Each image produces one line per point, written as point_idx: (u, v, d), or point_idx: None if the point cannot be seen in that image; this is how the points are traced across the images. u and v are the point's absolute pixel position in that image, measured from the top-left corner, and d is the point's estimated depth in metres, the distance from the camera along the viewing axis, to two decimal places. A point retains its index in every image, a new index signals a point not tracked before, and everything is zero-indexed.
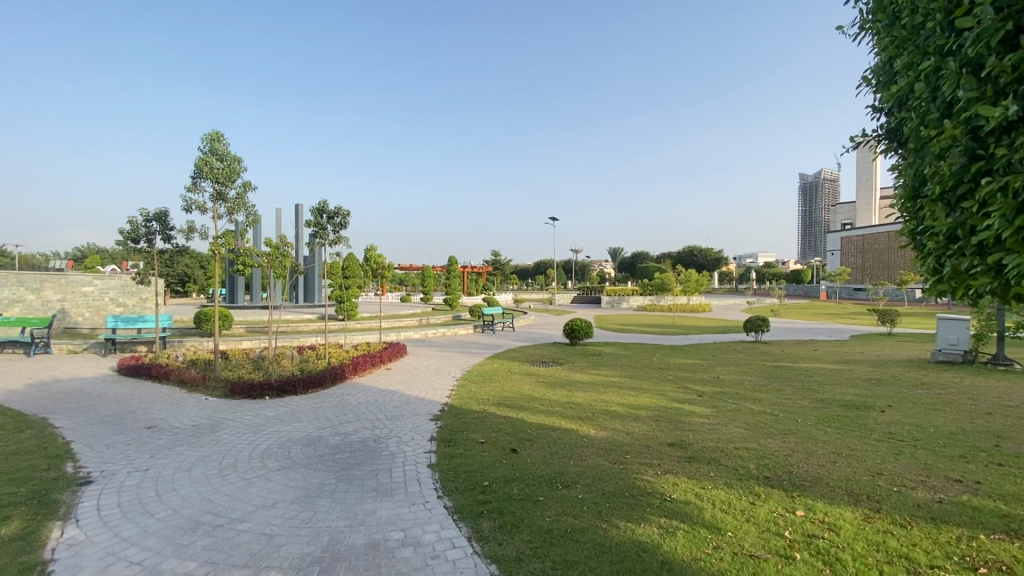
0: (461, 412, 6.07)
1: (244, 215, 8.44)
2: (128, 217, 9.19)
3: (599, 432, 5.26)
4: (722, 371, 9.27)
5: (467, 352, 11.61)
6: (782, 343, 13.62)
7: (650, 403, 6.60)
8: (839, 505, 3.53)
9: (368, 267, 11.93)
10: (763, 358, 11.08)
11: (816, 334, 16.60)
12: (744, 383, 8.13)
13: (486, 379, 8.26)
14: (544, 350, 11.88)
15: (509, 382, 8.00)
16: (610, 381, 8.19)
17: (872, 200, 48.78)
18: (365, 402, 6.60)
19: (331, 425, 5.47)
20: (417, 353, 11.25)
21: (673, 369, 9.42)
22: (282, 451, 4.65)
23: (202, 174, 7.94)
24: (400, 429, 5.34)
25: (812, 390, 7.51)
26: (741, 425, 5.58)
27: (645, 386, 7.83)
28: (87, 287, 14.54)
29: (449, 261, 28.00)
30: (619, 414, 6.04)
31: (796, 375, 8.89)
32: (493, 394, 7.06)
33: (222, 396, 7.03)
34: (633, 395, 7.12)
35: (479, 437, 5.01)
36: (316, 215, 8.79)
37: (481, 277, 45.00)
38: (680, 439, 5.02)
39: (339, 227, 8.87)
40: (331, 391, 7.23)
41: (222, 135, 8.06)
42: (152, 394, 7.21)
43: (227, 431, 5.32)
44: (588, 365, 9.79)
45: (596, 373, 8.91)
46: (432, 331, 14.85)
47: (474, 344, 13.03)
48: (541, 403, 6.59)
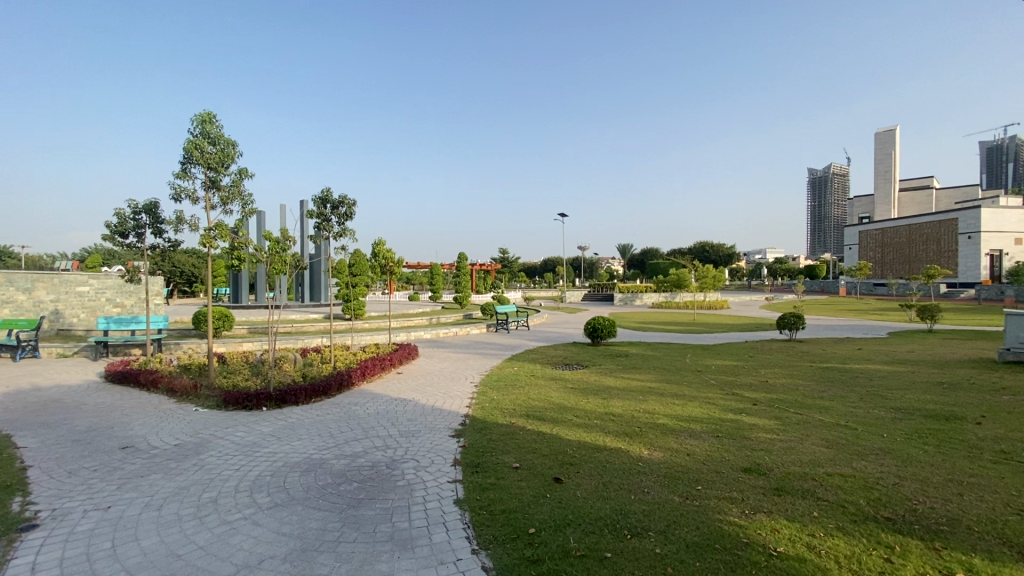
0: (486, 426, 5.23)
1: (240, 205, 7.64)
2: (116, 209, 8.44)
3: (654, 453, 4.40)
4: (768, 374, 8.35)
5: (482, 354, 10.77)
6: (819, 342, 12.68)
7: (701, 415, 5.71)
8: (1003, 561, 2.66)
9: (376, 263, 11.11)
10: (807, 358, 10.15)
11: (850, 332, 15.56)
12: (800, 388, 7.21)
13: (508, 385, 7.41)
14: (566, 351, 10.98)
15: (535, 388, 7.15)
16: (646, 386, 7.33)
17: (891, 193, 47.37)
18: (374, 413, 5.78)
19: (336, 445, 4.65)
20: (428, 355, 10.42)
21: (713, 372, 8.51)
22: (276, 480, 3.84)
23: (192, 159, 7.15)
24: (417, 450, 4.50)
25: (881, 396, 6.58)
26: (820, 444, 4.69)
27: (689, 393, 6.92)
28: (81, 287, 13.87)
29: (459, 259, 27.34)
30: (670, 429, 5.17)
31: (853, 378, 7.95)
32: (519, 404, 6.20)
33: (214, 407, 6.24)
34: (678, 404, 6.24)
35: (512, 460, 4.16)
36: (319, 205, 7.98)
37: (489, 275, 44.17)
38: (756, 463, 4.13)
39: (344, 218, 8.06)
40: (335, 401, 6.42)
41: (214, 116, 7.27)
42: (137, 405, 6.45)
43: (213, 452, 4.52)
44: (618, 368, 8.92)
45: (630, 377, 8.01)
46: (444, 331, 14.06)
47: (489, 345, 12.22)
48: (576, 414, 5.73)
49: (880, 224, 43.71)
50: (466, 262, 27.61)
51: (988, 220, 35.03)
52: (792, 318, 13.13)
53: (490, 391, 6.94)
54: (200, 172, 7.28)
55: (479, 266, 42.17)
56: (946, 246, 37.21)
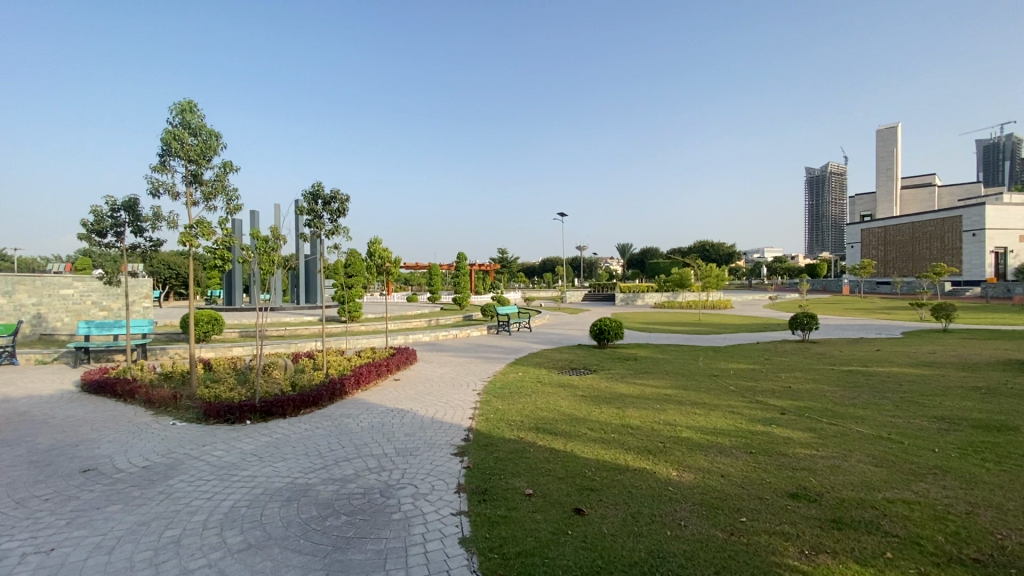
0: (493, 441, 4.70)
1: (224, 200, 7.12)
2: (92, 206, 7.91)
3: (684, 475, 3.88)
4: (789, 379, 7.85)
5: (484, 358, 10.24)
6: (833, 343, 12.21)
7: (729, 427, 5.20)
8: None
9: (372, 263, 10.58)
10: (825, 360, 9.67)
11: (862, 332, 15.08)
12: (827, 395, 6.70)
13: (513, 393, 6.89)
14: (572, 354, 10.46)
15: (542, 396, 6.63)
16: (662, 393, 6.82)
17: (893, 191, 46.97)
18: (369, 427, 5.25)
19: (323, 467, 4.12)
20: (428, 359, 9.89)
21: (730, 377, 8.00)
22: (253, 513, 3.31)
23: (171, 151, 6.62)
24: (415, 472, 3.98)
25: (918, 404, 6.08)
26: (869, 461, 4.18)
27: (710, 401, 6.40)
28: (65, 290, 13.32)
29: (459, 259, 26.89)
30: (696, 444, 4.65)
31: (881, 382, 7.47)
32: (527, 415, 5.68)
33: (193, 420, 5.70)
34: (700, 415, 5.73)
35: (524, 485, 3.65)
36: (310, 200, 7.47)
37: (489, 275, 43.57)
38: (803, 486, 3.63)
39: (336, 214, 7.54)
40: (326, 413, 5.89)
41: (195, 104, 6.73)
42: (110, 418, 5.92)
43: (184, 476, 3.99)
44: (629, 373, 8.41)
45: (643, 384, 7.50)
46: (443, 333, 13.54)
47: (490, 347, 11.72)
48: (590, 427, 5.21)
49: (882, 221, 43.32)
50: (465, 262, 27.06)
51: (993, 217, 34.69)
52: (804, 318, 12.64)
53: (495, 400, 6.41)
54: (180, 165, 6.74)
55: (478, 266, 41.60)
56: (950, 243, 36.85)
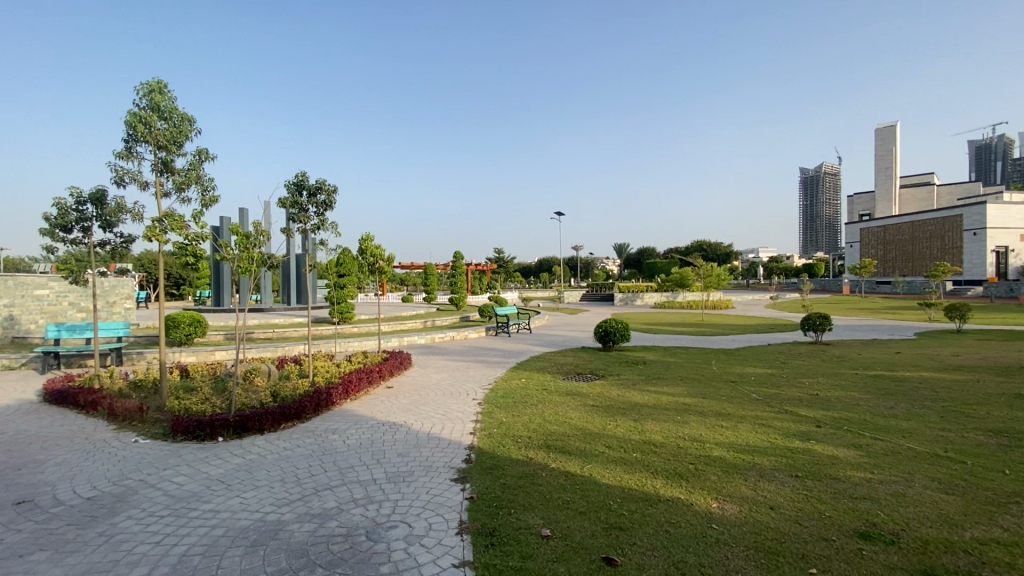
0: (499, 464, 4.09)
1: (198, 191, 6.48)
2: (56, 199, 7.25)
3: (726, 508, 3.29)
4: (814, 385, 7.28)
5: (483, 362, 9.62)
6: (848, 344, 11.67)
7: (764, 445, 4.61)
8: None
9: (363, 261, 9.95)
10: (845, 364, 9.11)
11: (873, 333, 14.55)
12: (861, 404, 6.13)
13: (518, 402, 6.28)
14: (577, 358, 9.85)
15: (550, 407, 6.03)
16: (680, 402, 6.23)
17: (892, 189, 46.62)
18: (357, 446, 4.63)
19: (300, 498, 3.49)
20: (423, 364, 9.26)
21: (750, 383, 7.43)
22: (208, 565, 2.69)
23: (138, 136, 6.00)
24: (409, 505, 3.36)
25: (964, 415, 5.52)
26: (937, 488, 3.60)
27: (735, 412, 5.81)
28: (40, 290, 12.62)
29: (457, 257, 26.39)
30: (734, 467, 4.06)
31: (914, 389, 6.90)
32: (534, 429, 5.08)
33: (159, 437, 5.07)
34: (728, 429, 5.14)
35: (541, 524, 3.05)
36: (294, 191, 6.84)
37: (486, 275, 42.93)
38: (872, 525, 3.05)
39: (322, 206, 6.91)
40: (310, 427, 5.27)
41: (165, 85, 6.11)
42: (66, 434, 5.27)
43: (132, 512, 3.34)
44: (641, 379, 7.82)
45: (658, 391, 6.90)
46: (439, 336, 12.91)
47: (489, 350, 11.12)
48: (608, 445, 4.60)
49: (882, 220, 43.00)
50: (462, 261, 26.39)
51: (994, 216, 34.41)
52: (817, 319, 12.08)
53: (498, 412, 5.80)
54: (148, 151, 6.14)
55: (476, 264, 40.97)
56: (951, 242, 36.55)
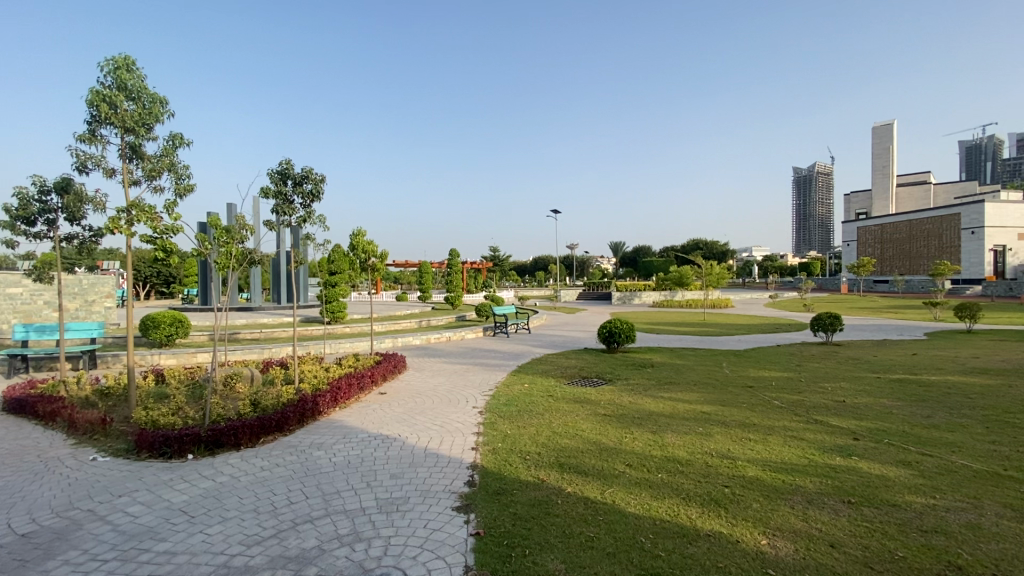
0: (507, 488, 3.57)
1: (171, 179, 5.90)
2: (17, 189, 6.64)
3: (781, 548, 2.78)
4: (837, 391, 6.80)
5: (482, 364, 9.09)
6: (860, 345, 11.27)
7: (802, 463, 4.12)
8: None
9: (355, 257, 9.38)
10: (863, 366, 8.67)
11: (881, 333, 14.14)
12: (894, 413, 5.65)
13: (522, 411, 5.76)
14: (581, 360, 9.33)
15: (558, 416, 5.53)
16: (699, 411, 5.74)
17: (889, 188, 46.46)
18: (345, 465, 4.09)
19: (275, 535, 2.95)
20: (419, 367, 8.73)
21: (769, 389, 6.94)
22: None
23: (102, 118, 5.43)
24: (404, 544, 2.84)
25: (1010, 425, 5.06)
26: (1015, 519, 3.14)
27: (761, 422, 5.32)
28: (13, 289, 11.94)
29: (453, 255, 25.84)
30: (776, 492, 3.55)
31: (945, 395, 6.45)
32: (543, 444, 4.56)
33: (121, 454, 4.50)
34: (758, 443, 4.64)
35: (564, 570, 2.53)
36: (278, 180, 6.28)
37: (481, 273, 42.29)
38: (960, 569, 2.57)
39: (308, 197, 6.35)
40: (293, 441, 4.73)
41: (132, 60, 5.51)
42: (19, 450, 4.70)
43: (72, 554, 2.78)
44: (651, 383, 7.32)
45: (672, 398, 6.40)
46: (435, 336, 12.37)
47: (488, 351, 10.60)
48: (628, 463, 4.09)
49: (879, 219, 42.80)
50: (458, 258, 25.79)
51: (992, 214, 34.27)
52: (828, 319, 11.65)
53: (501, 422, 5.28)
54: (114, 134, 5.56)
55: (472, 262, 40.35)
56: (949, 241, 36.41)
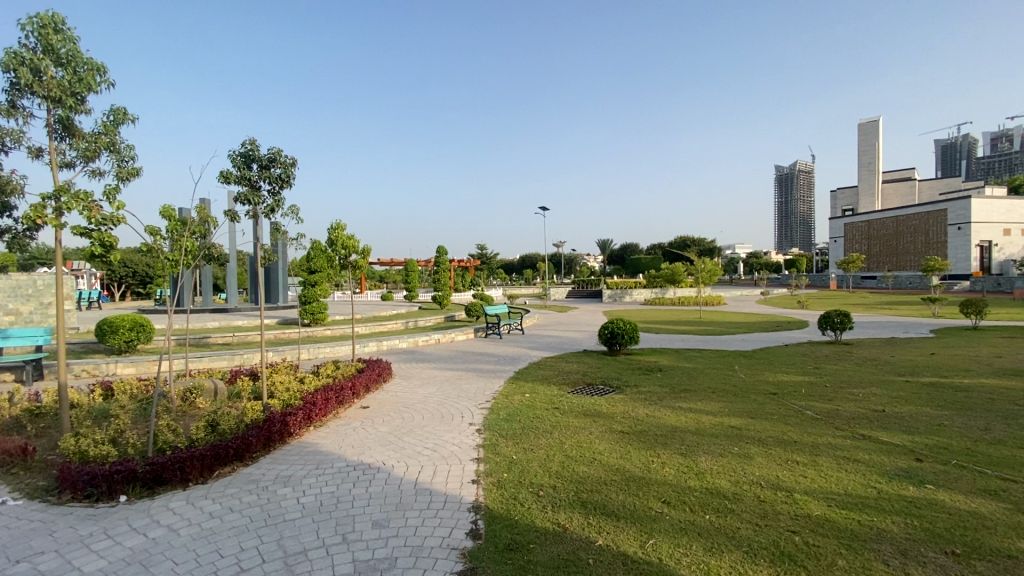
0: (521, 542, 2.81)
1: (112, 161, 5.02)
2: None
3: None
4: (869, 398, 6.17)
5: (475, 370, 8.32)
6: (871, 344, 10.75)
7: (870, 495, 3.43)
8: None
9: (334, 254, 8.51)
10: (885, 367, 8.10)
11: (884, 331, 13.71)
12: (945, 425, 5.02)
13: (526, 428, 5.00)
14: (582, 365, 8.62)
15: (568, 434, 4.78)
16: (728, 426, 5.04)
17: (875, 184, 46.61)
18: (315, 509, 3.29)
19: None
20: (406, 374, 7.94)
21: (795, 396, 6.29)
22: None
23: (22, 84, 4.54)
24: None
25: None
26: None
27: (801, 439, 4.63)
28: None
29: (441, 252, 24.95)
30: (858, 539, 2.85)
31: (989, 401, 5.86)
32: (557, 473, 3.81)
33: (36, 495, 3.64)
34: (808, 467, 3.95)
35: None
36: (240, 162, 5.41)
37: (468, 271, 41.36)
38: None
39: (277, 182, 5.49)
40: (253, 474, 3.91)
41: (61, 17, 4.62)
42: None
43: None
44: (665, 390, 6.62)
45: (692, 409, 5.70)
46: (423, 338, 11.56)
47: (481, 355, 9.84)
48: (665, 500, 3.36)
49: (866, 215, 42.95)
50: (445, 256, 24.91)
51: (978, 210, 34.43)
52: (837, 318, 11.11)
53: (504, 445, 4.50)
54: (39, 106, 4.69)
55: (459, 261, 39.45)
56: (936, 237, 36.55)
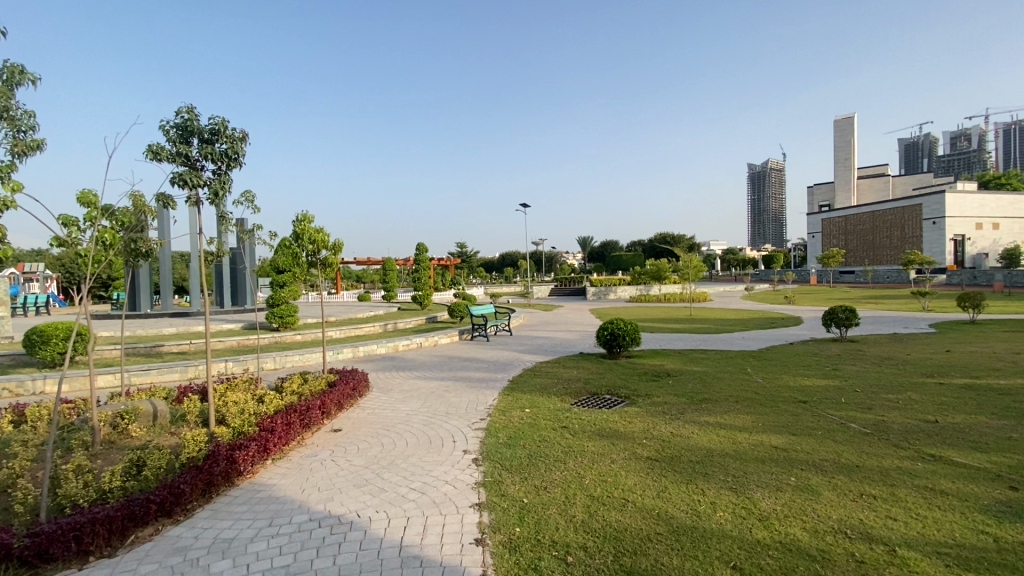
0: None
1: (4, 132, 3.93)
2: None
3: None
4: (912, 405, 5.49)
5: (464, 379, 7.44)
6: (879, 341, 10.22)
7: (989, 547, 2.68)
8: None
9: (300, 249, 7.49)
10: (909, 368, 7.49)
11: (882, 326, 13.28)
12: (1016, 438, 4.34)
13: (533, 456, 4.11)
14: (583, 371, 7.79)
15: (585, 464, 3.91)
16: (772, 448, 4.27)
17: (850, 179, 47.20)
18: None
19: None
20: (386, 386, 7.00)
21: (828, 404, 5.58)
22: None
23: None
24: None
25: None
26: None
27: (864, 463, 3.88)
28: None
29: (421, 249, 23.96)
30: None
31: None
32: (584, 526, 2.94)
33: None
34: (892, 505, 3.18)
35: None
36: (175, 136, 4.38)
37: (449, 270, 40.32)
38: None
39: (221, 159, 4.56)
40: (184, 540, 2.94)
41: None
42: None
43: None
44: (682, 401, 5.84)
45: (721, 425, 4.92)
46: (404, 343, 10.60)
47: (468, 360, 8.95)
48: (736, 565, 2.54)
49: (842, 211, 43.44)
50: (425, 254, 23.85)
51: (952, 204, 34.94)
52: (843, 314, 10.56)
53: (509, 482, 3.61)
54: None
55: (438, 259, 38.30)
56: (912, 232, 37.07)
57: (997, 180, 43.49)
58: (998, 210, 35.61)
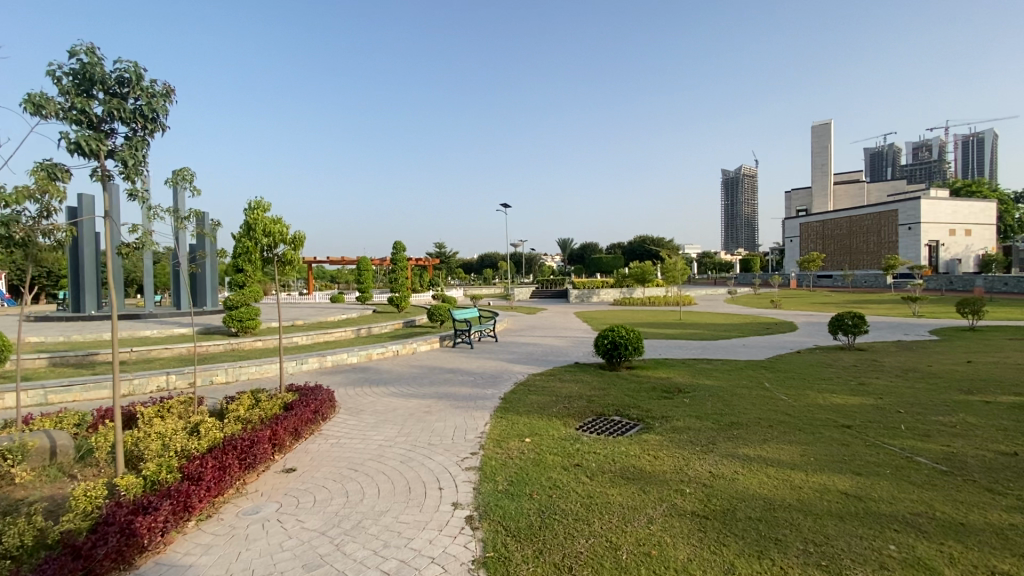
0: None
1: None
2: None
3: None
4: (972, 431, 4.73)
5: (447, 395, 6.43)
6: (892, 350, 9.57)
7: None
8: None
9: (253, 244, 6.36)
10: (940, 383, 6.80)
11: (882, 332, 12.74)
12: None
13: (545, 513, 3.12)
14: (583, 385, 6.86)
15: (617, 527, 2.94)
16: (842, 496, 3.38)
17: (827, 185, 47.79)
18: None
19: None
20: (356, 406, 5.94)
21: (877, 430, 4.77)
22: None
23: None
24: None
25: None
26: None
27: (971, 521, 3.02)
28: None
29: (398, 249, 22.79)
30: None
31: None
32: None
33: None
34: None
35: None
36: (70, 85, 3.27)
37: (427, 271, 39.17)
38: None
39: (129, 117, 3.44)
40: None
41: None
42: None
43: None
44: (709, 427, 4.95)
45: (767, 461, 4.03)
46: (379, 351, 9.50)
47: (452, 372, 7.96)
48: None
49: (820, 215, 43.86)
50: (402, 253, 22.70)
51: (927, 210, 35.45)
52: (852, 322, 9.89)
53: (518, 561, 2.60)
54: None
55: (416, 258, 37.11)
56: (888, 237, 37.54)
57: (967, 187, 44.52)
58: (970, 217, 36.29)
